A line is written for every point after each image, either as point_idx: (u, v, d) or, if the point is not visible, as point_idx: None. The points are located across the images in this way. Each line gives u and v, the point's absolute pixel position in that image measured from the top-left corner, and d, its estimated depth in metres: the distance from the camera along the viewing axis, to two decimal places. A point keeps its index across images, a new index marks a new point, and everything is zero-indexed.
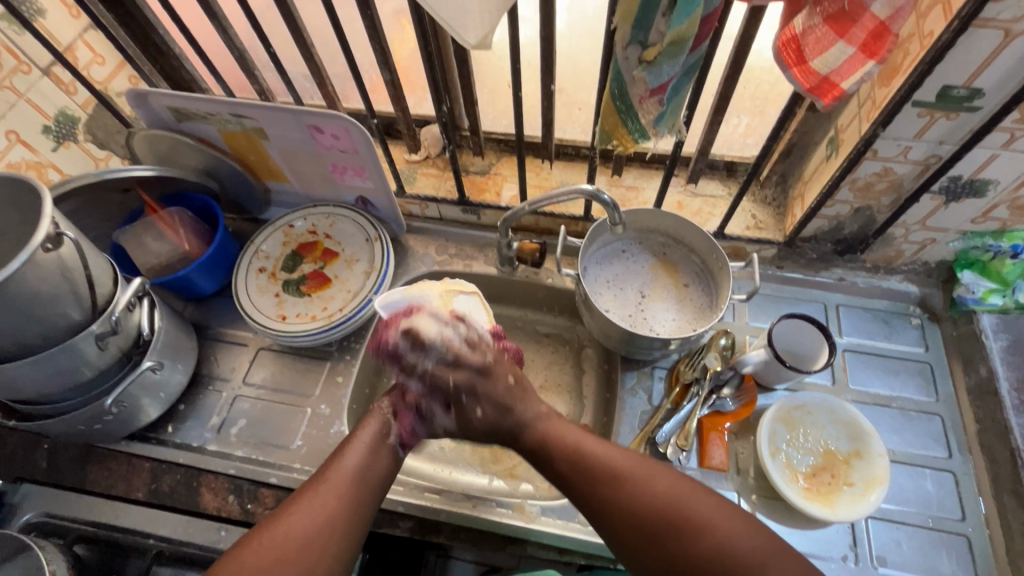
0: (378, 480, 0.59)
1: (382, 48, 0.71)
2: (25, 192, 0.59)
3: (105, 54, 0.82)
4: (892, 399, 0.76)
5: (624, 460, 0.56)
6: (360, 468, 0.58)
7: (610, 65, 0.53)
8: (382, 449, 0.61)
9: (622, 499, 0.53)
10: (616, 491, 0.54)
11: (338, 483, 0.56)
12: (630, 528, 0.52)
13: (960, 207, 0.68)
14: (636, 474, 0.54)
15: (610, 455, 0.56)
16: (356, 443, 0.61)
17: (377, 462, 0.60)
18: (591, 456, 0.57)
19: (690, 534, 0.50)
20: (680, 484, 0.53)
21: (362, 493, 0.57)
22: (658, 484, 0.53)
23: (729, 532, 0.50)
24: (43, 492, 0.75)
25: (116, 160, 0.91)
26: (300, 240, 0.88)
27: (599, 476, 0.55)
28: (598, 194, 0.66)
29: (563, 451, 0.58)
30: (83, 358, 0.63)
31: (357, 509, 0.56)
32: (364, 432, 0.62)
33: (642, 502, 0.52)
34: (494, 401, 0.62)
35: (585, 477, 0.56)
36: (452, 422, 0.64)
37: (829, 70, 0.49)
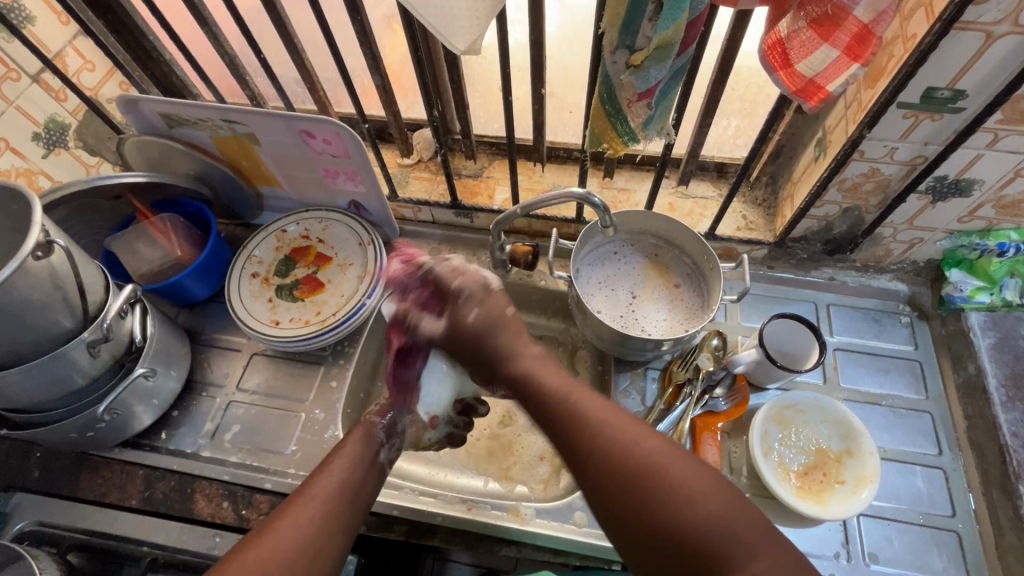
0: (367, 494, 0.58)
1: (373, 53, 0.71)
2: (16, 201, 0.59)
3: (95, 60, 0.82)
4: (883, 397, 0.77)
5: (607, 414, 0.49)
6: (348, 482, 0.57)
7: (599, 69, 0.54)
8: (372, 463, 0.60)
9: (596, 451, 0.47)
10: (591, 439, 0.48)
11: (324, 496, 0.54)
12: (602, 482, 0.45)
13: (947, 207, 0.69)
14: (616, 427, 0.48)
15: (595, 404, 0.50)
16: (343, 453, 0.60)
17: (363, 474, 0.59)
18: (577, 404, 0.51)
19: (661, 499, 0.42)
20: (662, 446, 0.45)
21: (348, 505, 0.55)
22: (637, 441, 0.46)
23: (705, 502, 0.41)
24: (35, 501, 0.74)
25: (107, 167, 0.90)
26: (293, 245, 0.88)
27: (579, 423, 0.49)
28: (589, 197, 0.66)
29: (550, 397, 0.54)
30: (75, 366, 0.63)
31: (342, 522, 0.53)
32: (349, 446, 0.60)
33: (617, 455, 0.46)
34: (480, 325, 0.62)
35: (567, 424, 0.50)
36: (435, 328, 0.66)
37: (814, 73, 0.50)
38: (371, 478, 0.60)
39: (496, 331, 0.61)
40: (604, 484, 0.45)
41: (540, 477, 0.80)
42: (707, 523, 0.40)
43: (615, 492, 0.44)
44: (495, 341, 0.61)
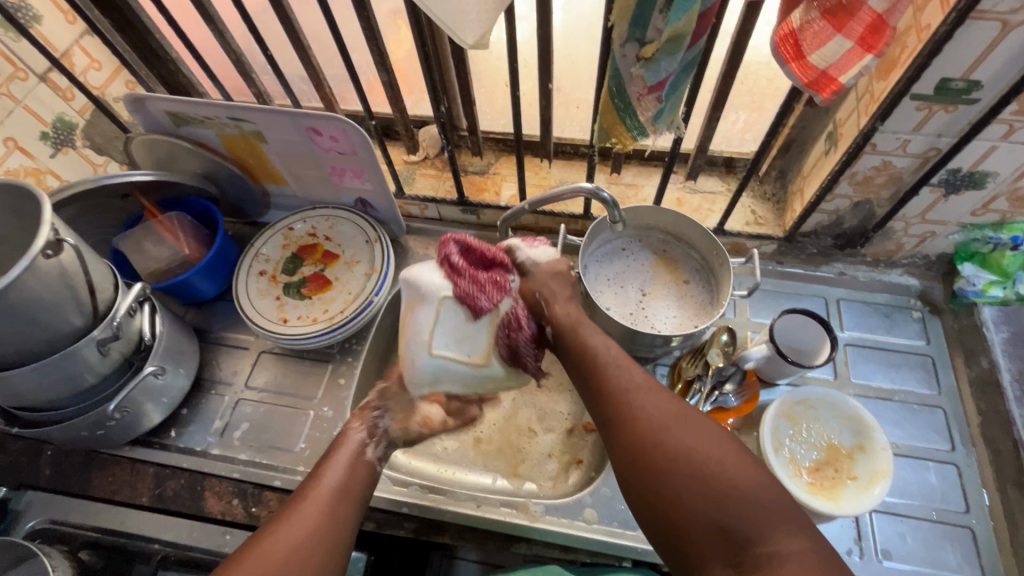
0: (361, 490, 0.59)
1: (379, 49, 0.71)
2: (25, 199, 0.59)
3: (101, 59, 0.82)
4: (895, 392, 0.76)
5: (654, 394, 0.55)
6: (341, 482, 0.58)
7: (608, 63, 0.54)
8: (360, 462, 0.61)
9: (644, 427, 0.52)
10: (641, 414, 0.53)
11: (319, 499, 0.55)
12: (641, 453, 0.51)
13: (960, 200, 0.68)
14: (664, 407, 0.53)
15: (643, 385, 0.56)
16: (335, 456, 0.61)
17: (356, 472, 0.60)
18: (625, 381, 0.57)
19: (709, 474, 0.47)
20: (704, 426, 0.51)
21: (345, 505, 0.57)
22: (687, 423, 0.51)
23: (748, 484, 0.46)
24: (46, 499, 0.75)
25: (115, 165, 0.90)
26: (300, 243, 0.88)
27: (628, 398, 0.55)
28: (597, 192, 0.66)
29: (602, 369, 0.59)
30: (85, 364, 0.63)
31: (339, 521, 0.55)
32: (341, 447, 0.62)
33: (667, 431, 0.51)
34: (552, 270, 0.68)
35: (621, 410, 0.55)
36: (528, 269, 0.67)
37: (827, 65, 0.49)
38: (366, 475, 0.61)
39: (569, 283, 0.68)
40: (646, 455, 0.50)
41: (548, 474, 0.80)
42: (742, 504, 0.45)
43: (657, 463, 0.49)
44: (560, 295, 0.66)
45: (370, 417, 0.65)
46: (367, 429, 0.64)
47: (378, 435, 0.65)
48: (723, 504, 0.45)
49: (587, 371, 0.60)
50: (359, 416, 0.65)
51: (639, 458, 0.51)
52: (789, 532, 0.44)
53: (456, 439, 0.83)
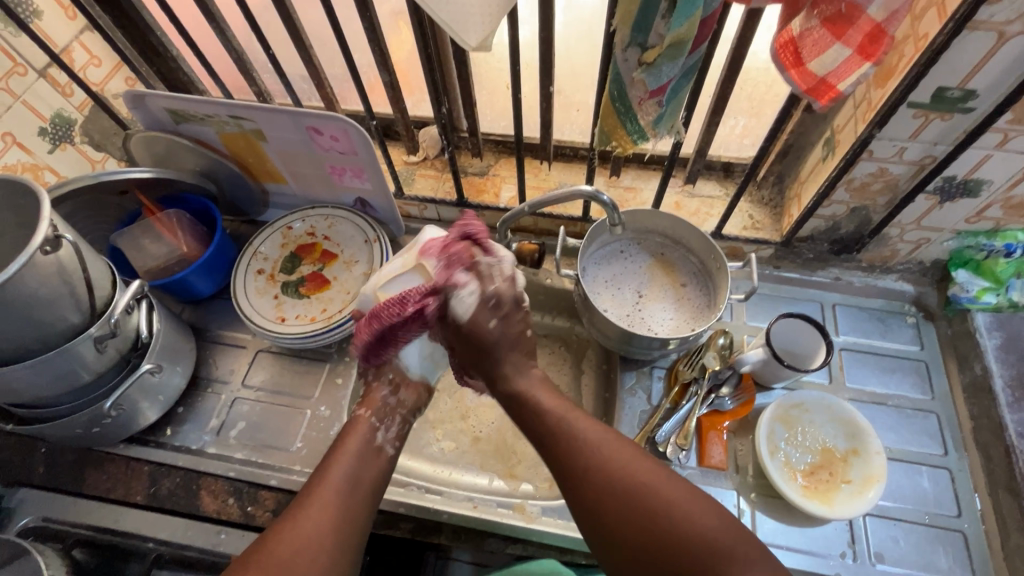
0: (374, 481, 0.60)
1: (381, 50, 0.71)
2: (23, 195, 0.59)
3: (101, 55, 0.82)
4: (889, 397, 0.77)
5: (608, 447, 0.56)
6: (352, 474, 0.59)
7: (610, 67, 0.54)
8: (373, 454, 0.62)
9: (601, 484, 0.54)
10: (597, 471, 0.55)
11: (333, 494, 0.56)
12: (607, 506, 0.53)
13: (955, 207, 0.69)
14: (619, 458, 0.55)
15: (597, 439, 0.57)
16: (344, 449, 0.61)
17: (368, 465, 0.61)
18: (578, 439, 0.58)
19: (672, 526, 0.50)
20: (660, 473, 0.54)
21: (358, 498, 0.58)
22: (645, 476, 0.54)
23: (706, 525, 0.50)
24: (40, 497, 0.74)
25: (113, 162, 0.90)
26: (299, 242, 0.88)
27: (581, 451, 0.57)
28: (597, 195, 0.66)
29: (553, 425, 0.60)
30: (82, 361, 0.63)
31: (353, 518, 0.56)
32: (348, 441, 0.62)
33: (625, 482, 0.53)
34: (472, 327, 0.63)
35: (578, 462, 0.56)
36: (466, 318, 0.63)
37: (826, 72, 0.51)
38: (373, 468, 0.61)
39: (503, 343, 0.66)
40: (606, 512, 0.53)
41: (544, 475, 0.80)
42: (702, 544, 0.49)
43: (620, 518, 0.52)
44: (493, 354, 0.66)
45: (378, 401, 0.67)
46: (374, 412, 0.65)
47: (388, 416, 0.66)
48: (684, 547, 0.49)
49: (541, 428, 0.61)
50: (367, 405, 0.66)
51: (603, 517, 0.53)
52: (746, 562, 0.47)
53: (453, 440, 0.84)
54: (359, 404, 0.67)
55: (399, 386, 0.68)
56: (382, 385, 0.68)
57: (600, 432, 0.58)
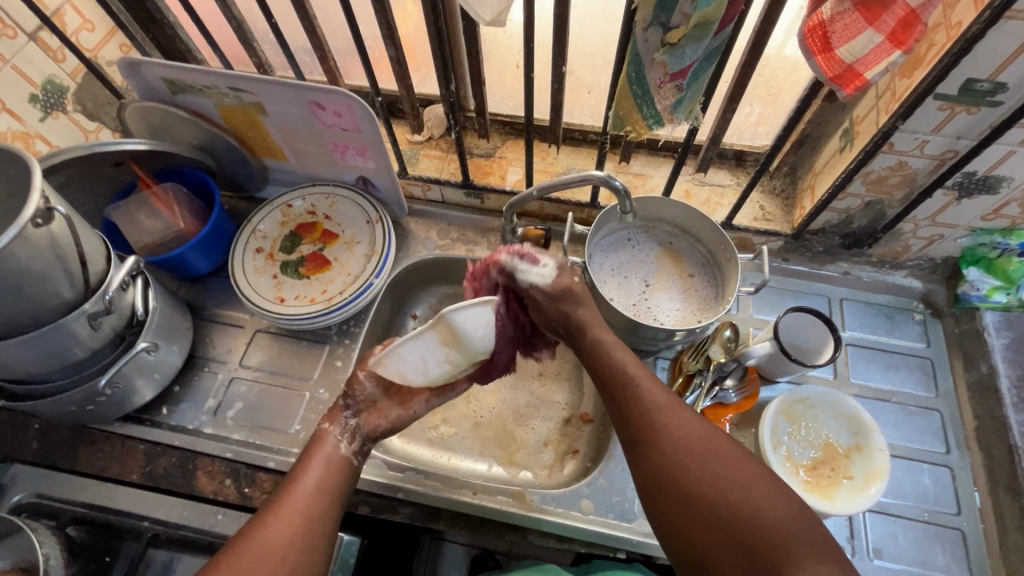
0: (340, 492, 0.59)
1: (388, 22, 0.69)
2: (12, 164, 0.56)
3: (94, 20, 0.78)
4: (893, 393, 0.76)
5: (680, 413, 0.54)
6: (318, 485, 0.57)
7: (628, 47, 0.52)
8: (340, 461, 0.60)
9: (667, 450, 0.52)
10: (665, 433, 0.53)
11: (300, 503, 0.55)
12: (666, 473, 0.51)
13: (972, 203, 0.68)
14: (684, 426, 0.53)
15: (668, 407, 0.55)
16: (313, 458, 0.60)
17: (338, 473, 0.59)
18: (649, 402, 0.56)
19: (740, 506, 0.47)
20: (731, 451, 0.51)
21: (324, 508, 0.56)
22: (715, 450, 0.51)
23: (777, 514, 0.47)
24: (33, 472, 0.73)
25: (107, 133, 0.87)
26: (299, 221, 0.86)
27: (649, 415, 0.55)
28: (609, 180, 0.64)
29: (619, 377, 0.59)
30: (75, 338, 0.61)
31: (315, 533, 0.54)
32: (317, 451, 0.60)
33: (691, 453, 0.51)
34: (558, 292, 0.62)
35: (642, 425, 0.55)
36: (548, 296, 0.62)
37: (853, 59, 0.49)
38: (344, 476, 0.60)
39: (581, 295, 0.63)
40: (668, 480, 0.51)
41: (544, 463, 0.80)
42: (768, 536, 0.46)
43: (682, 491, 0.50)
44: (574, 309, 0.63)
45: (341, 416, 0.64)
46: (339, 428, 0.63)
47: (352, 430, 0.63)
48: (747, 538, 0.46)
49: (609, 383, 0.59)
50: (329, 418, 0.63)
51: (665, 480, 0.51)
52: (817, 559, 0.44)
53: (453, 425, 0.83)
54: (323, 418, 0.64)
55: (359, 410, 0.64)
56: (342, 407, 0.65)
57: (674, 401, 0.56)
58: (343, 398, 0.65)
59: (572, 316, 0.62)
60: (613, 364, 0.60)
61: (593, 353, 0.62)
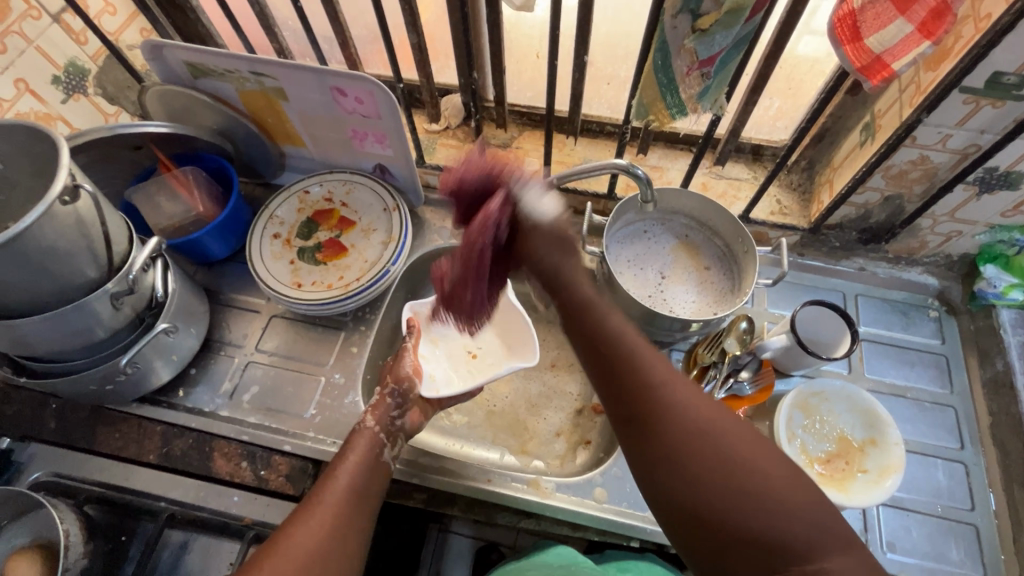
0: (374, 494, 0.60)
1: (412, 10, 0.69)
2: (40, 143, 0.57)
3: (116, 3, 0.79)
4: (908, 389, 0.76)
5: (692, 393, 0.52)
6: (357, 482, 0.58)
7: (655, 33, 0.52)
8: (376, 463, 0.61)
9: (681, 434, 0.50)
10: (679, 416, 0.51)
11: (336, 503, 0.55)
12: (682, 460, 0.49)
13: (992, 200, 0.67)
14: (702, 410, 0.51)
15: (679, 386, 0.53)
16: (349, 456, 0.60)
17: (372, 475, 0.60)
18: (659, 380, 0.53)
19: (766, 496, 0.46)
20: (750, 437, 0.49)
21: (359, 509, 0.57)
22: (734, 436, 0.49)
23: (804, 506, 0.45)
24: (51, 453, 0.75)
25: (126, 117, 0.87)
26: (316, 207, 0.87)
27: (658, 392, 0.52)
28: (630, 168, 0.64)
29: (621, 351, 0.56)
30: (97, 317, 0.62)
31: (356, 528, 0.56)
32: (353, 450, 0.61)
33: (711, 437, 0.49)
34: (557, 233, 0.63)
35: (651, 409, 0.52)
36: (543, 225, 0.62)
37: (882, 50, 0.49)
38: (378, 478, 0.61)
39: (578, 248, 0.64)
40: (682, 468, 0.49)
41: (557, 453, 0.80)
42: (791, 531, 0.44)
43: (693, 478, 0.48)
44: (568, 256, 0.63)
45: (387, 412, 0.66)
46: (381, 425, 0.64)
47: (393, 436, 0.65)
48: (768, 533, 0.44)
49: (607, 355, 0.57)
50: (373, 412, 0.65)
51: (680, 466, 0.49)
52: (841, 552, 0.44)
53: (467, 414, 0.84)
54: (367, 411, 0.66)
55: (405, 408, 0.67)
56: (388, 398, 0.67)
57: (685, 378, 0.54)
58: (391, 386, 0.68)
59: (564, 258, 0.62)
60: (613, 335, 0.57)
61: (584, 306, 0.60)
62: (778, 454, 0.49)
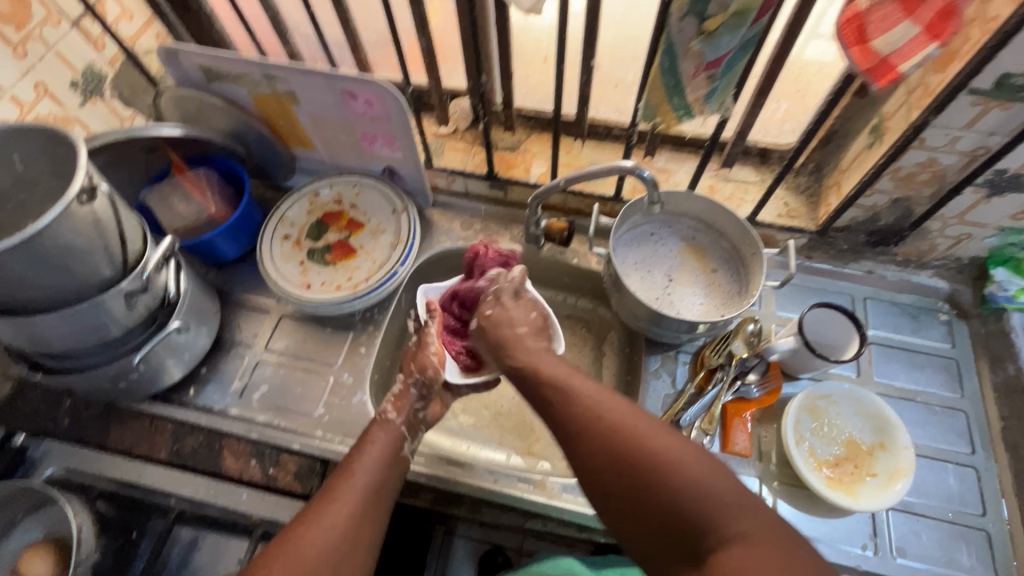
0: (394, 488, 0.61)
1: (421, 14, 0.70)
2: (58, 144, 0.58)
3: (133, 9, 0.81)
4: (918, 393, 0.76)
5: (607, 401, 0.56)
6: (378, 478, 0.59)
7: (662, 36, 0.53)
8: (396, 457, 0.62)
9: (598, 443, 0.53)
10: (587, 422, 0.54)
11: (351, 494, 0.57)
12: (601, 462, 0.52)
13: (1002, 202, 0.67)
14: (613, 411, 0.54)
15: (592, 398, 0.56)
16: (366, 450, 0.61)
17: (388, 468, 0.61)
18: (573, 399, 0.57)
19: (670, 477, 0.48)
20: (657, 429, 0.52)
21: (380, 503, 0.58)
22: (639, 433, 0.51)
23: (703, 481, 0.47)
24: (65, 449, 0.74)
25: (141, 120, 0.89)
26: (325, 209, 0.88)
27: (575, 404, 0.57)
28: (637, 170, 0.65)
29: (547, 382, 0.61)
30: (111, 315, 0.63)
31: (373, 524, 0.57)
32: (371, 446, 0.62)
33: (618, 436, 0.52)
34: (493, 320, 0.71)
35: (568, 422, 0.56)
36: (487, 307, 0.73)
37: (889, 51, 0.49)
38: (397, 472, 0.62)
39: (520, 314, 0.71)
40: (599, 469, 0.52)
41: (563, 454, 0.80)
42: (692, 507, 0.46)
43: (608, 478, 0.51)
44: (506, 328, 0.69)
45: (410, 405, 0.68)
46: (404, 417, 0.66)
47: (415, 428, 0.67)
48: (673, 512, 0.46)
49: (538, 387, 0.61)
50: (396, 403, 0.67)
51: (597, 467, 0.52)
52: (748, 518, 0.45)
53: (473, 415, 0.84)
54: (388, 400, 0.68)
55: (428, 400, 0.70)
56: (412, 389, 0.70)
57: (599, 389, 0.58)
58: (413, 374, 0.70)
59: (502, 337, 0.69)
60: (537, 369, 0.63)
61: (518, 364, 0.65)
62: (679, 440, 0.51)
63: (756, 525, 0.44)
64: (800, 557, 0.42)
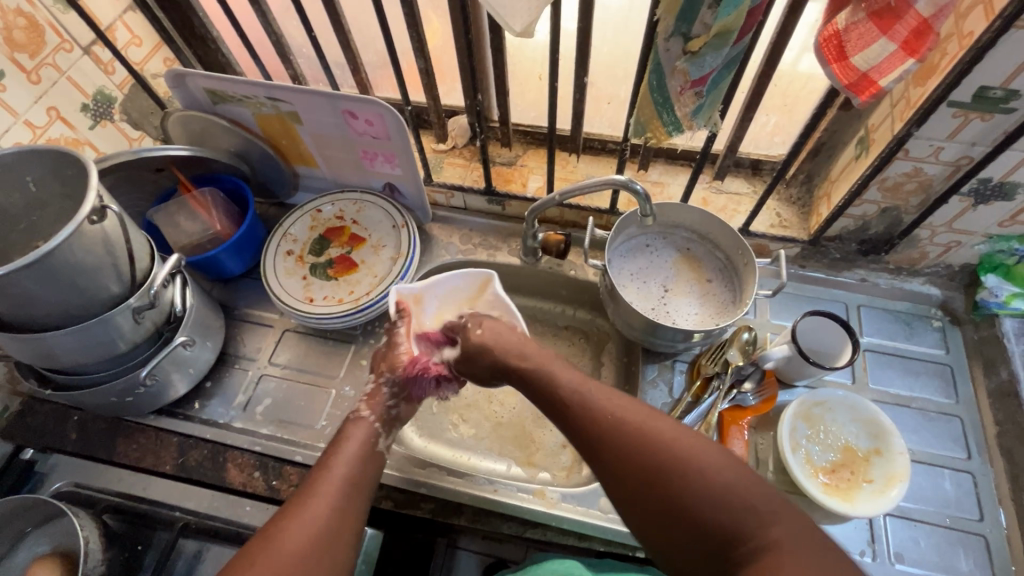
0: (371, 482, 0.63)
1: (419, 36, 0.72)
2: (70, 166, 0.60)
3: (142, 35, 0.84)
4: (912, 399, 0.76)
5: (628, 406, 0.56)
6: (351, 474, 0.61)
7: (650, 57, 0.55)
8: (371, 452, 0.64)
9: (624, 448, 0.53)
10: (610, 428, 0.55)
11: (329, 490, 0.58)
12: (627, 467, 0.53)
13: (988, 210, 0.68)
14: (635, 416, 0.55)
15: (611, 402, 0.57)
16: (343, 445, 0.64)
17: (366, 463, 0.63)
18: (593, 406, 0.58)
19: (700, 485, 0.49)
20: (683, 434, 0.53)
21: (357, 496, 0.60)
22: (664, 438, 0.53)
23: (734, 486, 0.49)
24: (72, 464, 0.77)
25: (149, 141, 0.91)
26: (328, 225, 0.90)
27: (595, 410, 0.57)
28: (630, 184, 0.67)
29: (563, 389, 0.61)
30: (119, 331, 0.65)
31: (352, 519, 0.58)
32: (348, 441, 0.64)
33: (645, 441, 0.53)
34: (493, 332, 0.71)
35: (590, 426, 0.57)
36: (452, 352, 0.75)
37: (868, 67, 0.51)
38: (373, 467, 0.64)
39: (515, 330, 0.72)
40: (626, 475, 0.53)
41: (563, 464, 0.81)
42: (726, 516, 0.47)
43: (637, 484, 0.52)
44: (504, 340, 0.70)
45: (385, 405, 0.70)
46: (377, 415, 0.68)
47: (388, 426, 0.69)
48: (709, 520, 0.48)
49: (551, 396, 0.62)
50: (368, 402, 0.69)
51: (624, 473, 0.53)
52: (781, 522, 0.47)
53: (474, 426, 0.85)
54: (361, 401, 0.70)
55: (400, 399, 0.72)
56: (384, 388, 0.72)
57: (617, 394, 0.58)
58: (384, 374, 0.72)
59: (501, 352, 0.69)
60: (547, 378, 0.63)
61: (531, 377, 0.64)
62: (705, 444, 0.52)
63: (788, 528, 0.47)
64: (830, 555, 0.45)
